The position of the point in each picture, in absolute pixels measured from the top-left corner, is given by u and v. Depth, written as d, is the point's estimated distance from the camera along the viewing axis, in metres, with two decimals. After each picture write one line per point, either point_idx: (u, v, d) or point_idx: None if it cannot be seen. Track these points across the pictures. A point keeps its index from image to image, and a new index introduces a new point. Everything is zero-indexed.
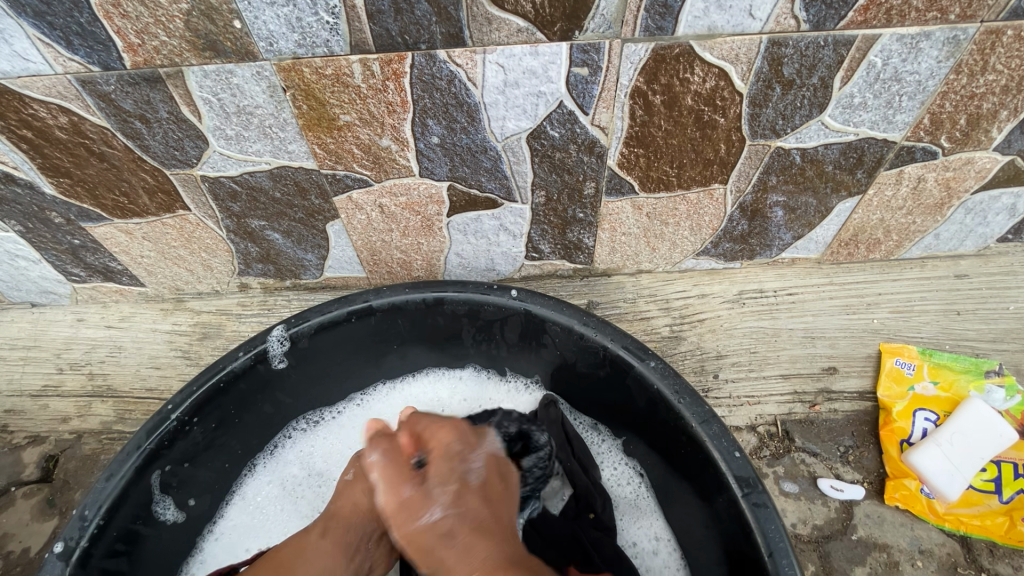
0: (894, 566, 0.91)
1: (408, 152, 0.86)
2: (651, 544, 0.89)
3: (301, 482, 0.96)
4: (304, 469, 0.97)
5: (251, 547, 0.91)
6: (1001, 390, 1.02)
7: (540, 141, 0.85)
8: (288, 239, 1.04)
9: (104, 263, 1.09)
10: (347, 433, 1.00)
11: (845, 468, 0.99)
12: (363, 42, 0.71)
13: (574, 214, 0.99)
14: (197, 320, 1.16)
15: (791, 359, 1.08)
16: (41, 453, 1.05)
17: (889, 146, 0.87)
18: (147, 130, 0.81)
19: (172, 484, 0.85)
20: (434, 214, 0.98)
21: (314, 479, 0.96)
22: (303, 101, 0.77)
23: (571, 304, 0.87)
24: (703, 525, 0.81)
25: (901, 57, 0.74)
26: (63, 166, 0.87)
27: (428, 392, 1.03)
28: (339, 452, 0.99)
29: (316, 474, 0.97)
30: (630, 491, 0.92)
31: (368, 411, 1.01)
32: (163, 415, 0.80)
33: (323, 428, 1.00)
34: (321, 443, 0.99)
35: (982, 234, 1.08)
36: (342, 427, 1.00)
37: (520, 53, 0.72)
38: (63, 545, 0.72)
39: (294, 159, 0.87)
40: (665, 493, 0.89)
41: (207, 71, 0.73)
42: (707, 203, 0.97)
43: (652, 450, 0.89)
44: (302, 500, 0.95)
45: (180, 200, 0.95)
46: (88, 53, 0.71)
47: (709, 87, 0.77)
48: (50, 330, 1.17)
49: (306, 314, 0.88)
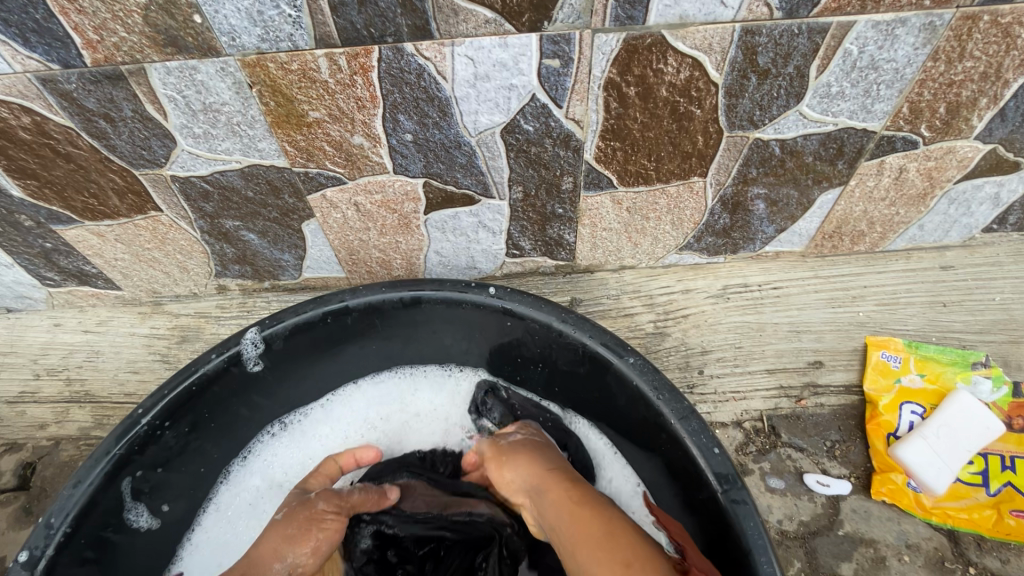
0: (881, 561, 0.90)
1: (381, 149, 0.85)
2: (629, 490, 0.89)
3: (265, 493, 0.94)
4: (271, 481, 0.95)
5: (222, 562, 0.90)
6: (988, 381, 1.01)
7: (515, 136, 0.83)
8: (264, 240, 1.02)
9: (79, 266, 1.08)
10: (315, 442, 0.98)
11: (831, 462, 0.98)
12: (327, 36, 0.69)
13: (554, 210, 0.98)
14: (175, 323, 1.14)
15: (776, 353, 1.07)
16: (18, 461, 1.03)
17: (868, 135, 0.86)
18: (112, 129, 0.79)
19: (144, 490, 0.83)
20: (411, 211, 0.97)
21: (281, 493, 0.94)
22: (270, 97, 0.76)
23: (550, 301, 0.85)
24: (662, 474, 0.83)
25: (877, 44, 0.73)
26: (29, 167, 0.86)
27: (393, 399, 1.01)
28: (304, 464, 0.97)
29: (280, 485, 0.95)
30: (600, 446, 0.93)
31: (332, 424, 0.99)
32: (133, 419, 0.78)
33: (287, 437, 0.98)
34: (286, 453, 0.97)
35: (967, 224, 1.06)
36: (307, 437, 0.98)
37: (489, 45, 0.71)
38: (27, 554, 0.71)
39: (265, 157, 0.85)
40: (625, 445, 0.90)
41: (170, 67, 0.71)
42: (687, 196, 0.96)
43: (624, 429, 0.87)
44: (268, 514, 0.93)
45: (151, 201, 0.93)
46: (46, 51, 0.69)
47: (683, 78, 0.76)
48: (26, 335, 1.15)
49: (279, 315, 0.86)
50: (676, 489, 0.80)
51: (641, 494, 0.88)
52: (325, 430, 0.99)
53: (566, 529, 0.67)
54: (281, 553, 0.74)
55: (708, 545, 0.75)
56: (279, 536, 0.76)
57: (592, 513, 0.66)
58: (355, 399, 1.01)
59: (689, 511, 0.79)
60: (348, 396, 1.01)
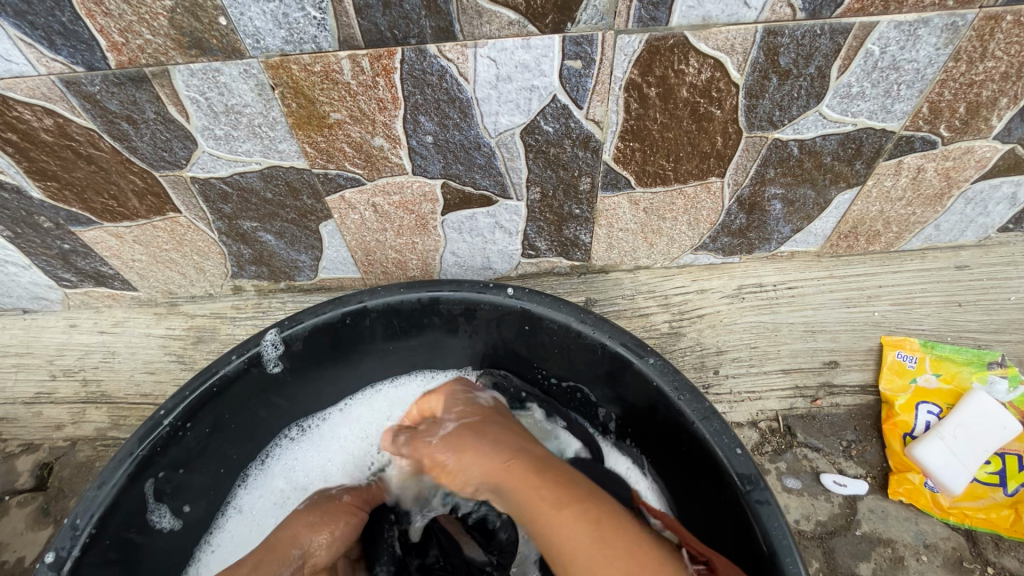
0: (899, 561, 0.90)
1: (400, 150, 0.85)
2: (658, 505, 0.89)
3: (288, 495, 0.95)
4: (290, 485, 0.95)
5: None
6: (1005, 381, 1.00)
7: (534, 136, 0.84)
8: (281, 241, 1.02)
9: (96, 268, 1.08)
10: (334, 445, 0.98)
11: (848, 462, 0.98)
12: (351, 38, 0.69)
13: (570, 210, 0.98)
14: (191, 324, 1.14)
15: (791, 353, 1.07)
16: (35, 461, 1.04)
17: (887, 135, 0.86)
18: (134, 131, 0.80)
19: (166, 492, 0.84)
20: (428, 212, 0.97)
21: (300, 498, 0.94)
22: (292, 99, 0.76)
23: (568, 301, 0.85)
24: (684, 476, 0.83)
25: (899, 44, 0.73)
26: (50, 169, 0.86)
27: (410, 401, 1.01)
28: (322, 468, 0.97)
29: (303, 492, 0.95)
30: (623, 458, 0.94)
31: (352, 426, 1.00)
32: (156, 420, 0.79)
33: (308, 441, 0.98)
34: (306, 456, 0.97)
35: (983, 224, 1.06)
36: (326, 440, 0.98)
37: (511, 47, 0.71)
38: (54, 555, 0.71)
39: (285, 159, 0.85)
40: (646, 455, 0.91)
41: (194, 69, 0.72)
42: (704, 196, 0.96)
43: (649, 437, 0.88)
44: None
45: (169, 203, 0.93)
46: (71, 53, 0.69)
47: (705, 78, 0.76)
48: (42, 336, 1.15)
49: (299, 316, 0.87)
50: (703, 500, 0.80)
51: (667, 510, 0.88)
52: (343, 434, 0.99)
53: (541, 530, 0.63)
54: (302, 538, 0.75)
55: (731, 548, 0.75)
56: (302, 522, 0.77)
57: (572, 513, 0.62)
58: (372, 401, 1.01)
59: (713, 519, 0.79)
60: (366, 398, 1.01)
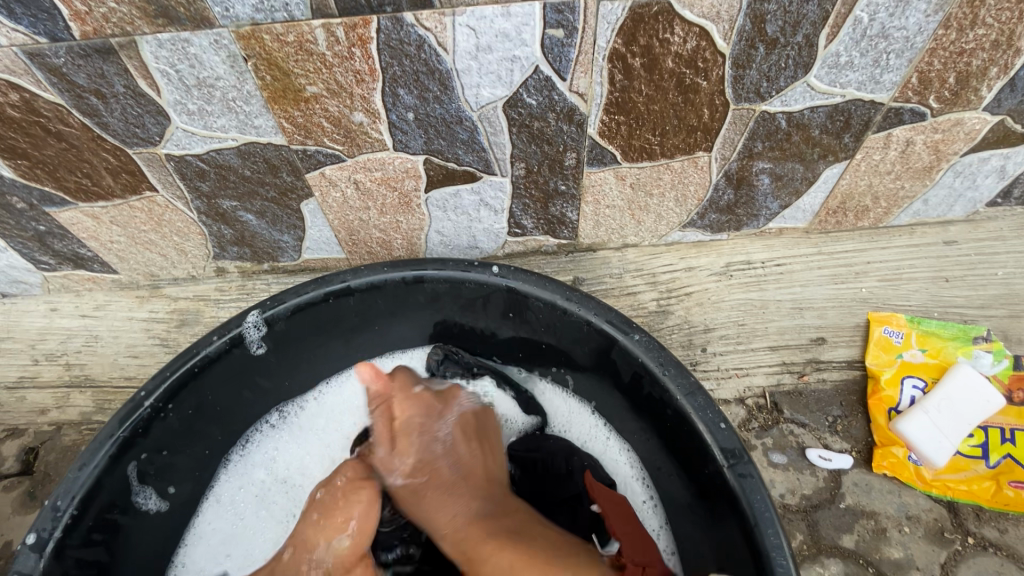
0: (881, 532, 0.92)
1: (380, 125, 0.83)
2: (631, 473, 0.90)
3: (269, 487, 0.94)
4: (271, 473, 0.94)
5: (230, 553, 0.89)
6: (989, 355, 1.01)
7: (517, 110, 0.82)
8: (262, 220, 1.01)
9: (74, 250, 1.06)
10: (313, 431, 0.98)
11: (833, 437, 0.99)
12: (324, 6, 0.67)
13: (556, 186, 0.96)
14: (174, 307, 1.13)
15: (779, 330, 1.06)
16: (20, 446, 1.03)
17: (875, 108, 0.85)
18: (104, 106, 0.77)
19: (150, 473, 0.83)
20: (412, 189, 0.95)
21: (281, 484, 0.94)
22: (266, 71, 0.73)
23: (555, 280, 0.84)
24: (666, 451, 0.83)
25: (888, 11, 0.71)
26: (19, 147, 0.83)
27: None
28: (302, 457, 0.96)
29: (282, 479, 0.94)
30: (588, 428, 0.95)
31: (328, 413, 0.99)
32: (136, 402, 0.78)
33: (286, 431, 0.97)
34: (285, 446, 0.96)
35: (971, 199, 1.06)
36: (304, 426, 0.98)
37: (491, 15, 0.69)
38: (35, 536, 0.70)
39: (262, 135, 0.83)
40: (621, 426, 0.92)
41: (162, 40, 0.69)
42: (691, 171, 0.95)
43: (623, 406, 0.89)
44: (275, 505, 0.92)
45: (145, 180, 0.91)
46: (32, 23, 0.67)
47: (690, 48, 0.74)
48: (23, 320, 1.13)
49: (280, 297, 0.85)
50: (686, 473, 0.80)
51: (640, 481, 0.89)
52: (321, 424, 0.98)
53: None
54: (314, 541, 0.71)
55: (714, 524, 0.76)
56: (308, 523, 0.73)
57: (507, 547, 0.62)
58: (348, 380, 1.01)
59: (694, 492, 0.79)
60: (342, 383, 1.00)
